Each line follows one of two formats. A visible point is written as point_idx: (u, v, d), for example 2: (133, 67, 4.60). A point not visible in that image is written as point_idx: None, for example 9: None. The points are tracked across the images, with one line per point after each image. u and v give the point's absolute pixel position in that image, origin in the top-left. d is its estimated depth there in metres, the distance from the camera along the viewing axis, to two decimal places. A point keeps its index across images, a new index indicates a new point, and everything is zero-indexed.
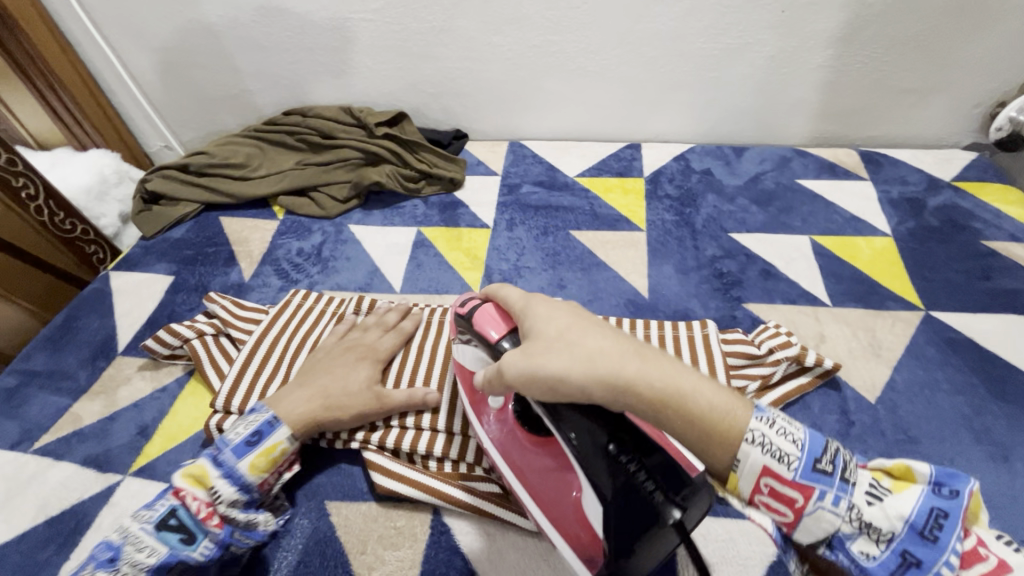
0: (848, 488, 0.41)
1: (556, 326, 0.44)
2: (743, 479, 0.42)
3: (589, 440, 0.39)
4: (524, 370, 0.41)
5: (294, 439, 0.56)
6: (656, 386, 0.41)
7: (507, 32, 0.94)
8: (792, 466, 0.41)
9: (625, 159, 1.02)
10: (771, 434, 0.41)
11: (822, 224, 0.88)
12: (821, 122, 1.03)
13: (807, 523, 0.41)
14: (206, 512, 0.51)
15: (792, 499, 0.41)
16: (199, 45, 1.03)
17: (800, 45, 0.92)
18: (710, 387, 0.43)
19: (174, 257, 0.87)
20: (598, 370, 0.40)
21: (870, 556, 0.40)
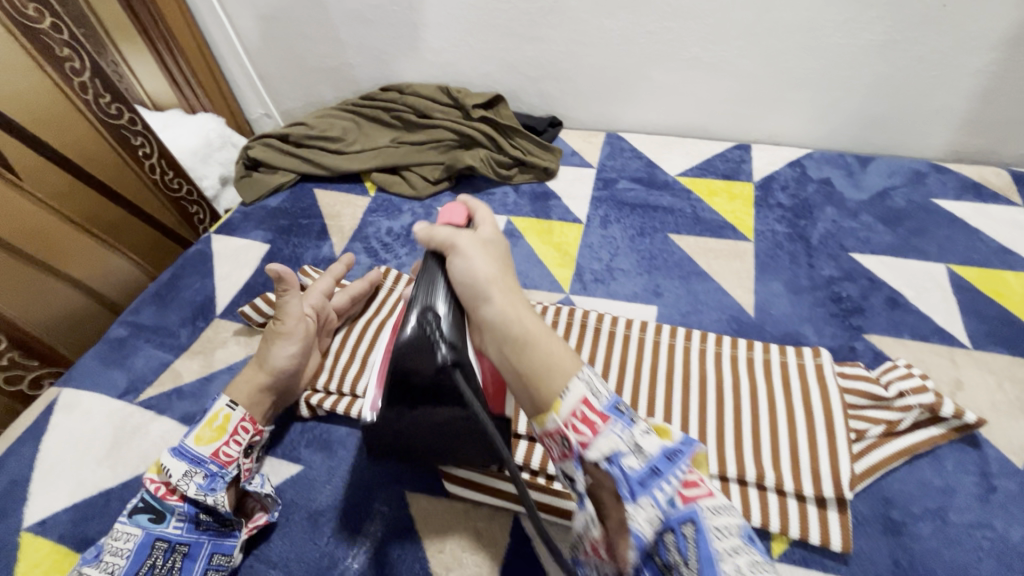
0: (634, 427, 0.43)
1: (498, 264, 0.49)
2: (564, 402, 0.43)
3: (425, 299, 0.46)
4: (469, 249, 0.48)
5: (235, 403, 0.58)
6: (520, 326, 0.46)
7: (620, 15, 0.88)
8: (603, 395, 0.44)
9: (733, 160, 0.95)
10: (596, 378, 0.45)
11: (963, 252, 0.78)
12: (965, 135, 0.91)
13: (599, 444, 0.42)
14: (166, 490, 0.54)
15: (593, 422, 0.42)
16: (305, 16, 1.04)
17: (957, 46, 0.80)
18: (558, 345, 0.47)
19: (270, 225, 0.88)
20: (502, 302, 0.47)
21: (633, 469, 0.41)
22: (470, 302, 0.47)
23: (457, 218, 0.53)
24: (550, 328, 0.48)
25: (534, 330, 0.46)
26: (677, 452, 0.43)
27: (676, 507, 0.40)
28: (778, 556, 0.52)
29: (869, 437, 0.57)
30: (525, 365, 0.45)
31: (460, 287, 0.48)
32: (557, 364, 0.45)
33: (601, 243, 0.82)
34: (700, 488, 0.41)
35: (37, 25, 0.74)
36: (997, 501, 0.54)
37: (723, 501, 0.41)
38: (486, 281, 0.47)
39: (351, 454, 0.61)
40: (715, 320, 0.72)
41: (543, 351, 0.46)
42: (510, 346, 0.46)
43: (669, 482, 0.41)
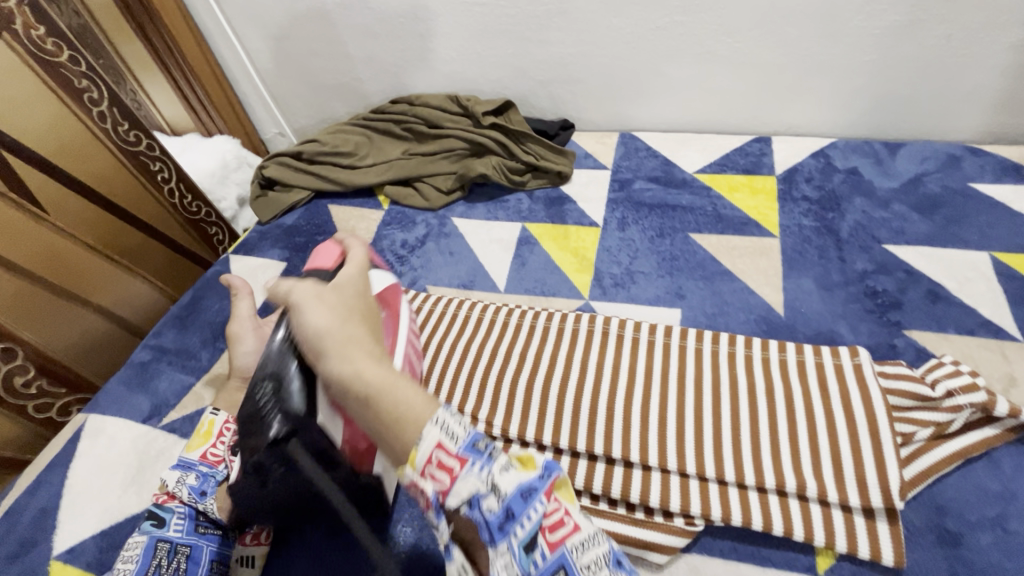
0: (494, 463, 0.37)
1: (340, 306, 0.44)
2: (417, 451, 0.37)
3: (278, 360, 0.47)
4: (301, 303, 0.43)
5: (218, 409, 0.61)
6: (361, 381, 0.39)
7: (629, 13, 0.86)
8: (459, 436, 0.37)
9: (753, 154, 0.91)
10: (453, 416, 0.38)
11: (1007, 239, 0.73)
12: (1003, 115, 0.86)
13: (458, 490, 0.37)
14: (166, 496, 0.54)
15: (450, 469, 0.37)
16: (314, 34, 1.05)
17: (987, 22, 0.76)
18: (412, 389, 0.39)
19: (286, 243, 0.89)
20: (335, 346, 0.41)
21: (493, 512, 0.36)
22: (313, 358, 0.42)
23: (326, 262, 0.53)
24: (399, 371, 0.41)
25: (373, 377, 0.39)
26: (531, 485, 0.37)
27: (542, 558, 0.36)
28: (825, 573, 0.49)
29: (916, 440, 0.54)
30: (376, 424, 0.38)
31: (304, 343, 0.43)
32: (406, 411, 0.38)
33: (620, 246, 0.80)
34: (564, 524, 0.37)
35: (55, 58, 0.76)
36: None
37: (590, 530, 0.37)
38: (319, 333, 0.41)
39: None
40: (742, 322, 0.69)
41: (392, 397, 0.38)
42: (358, 402, 0.39)
43: (522, 523, 0.36)
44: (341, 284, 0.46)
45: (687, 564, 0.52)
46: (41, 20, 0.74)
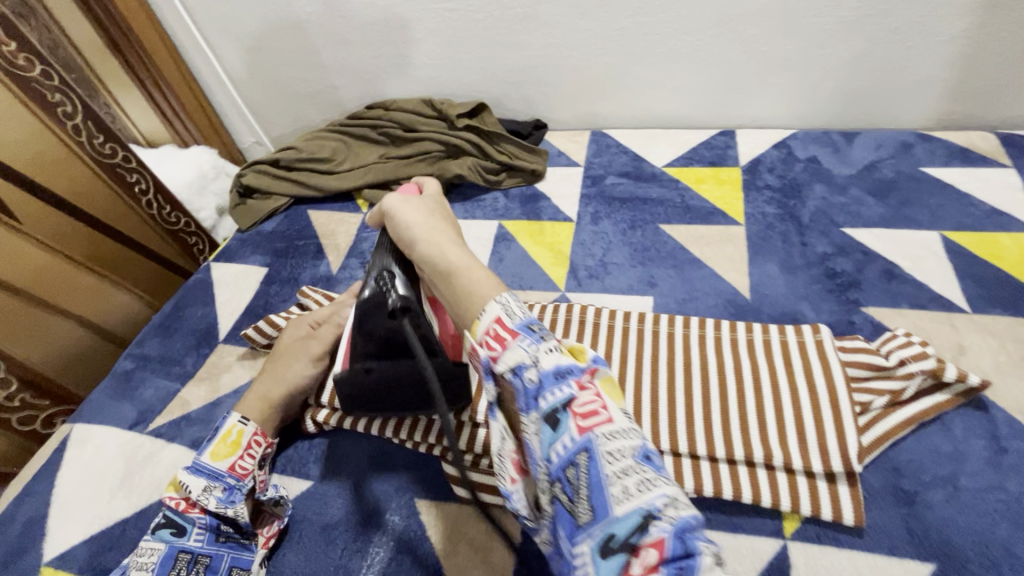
0: (542, 344, 0.42)
1: (427, 211, 0.55)
2: (479, 322, 0.44)
3: (382, 261, 0.54)
4: (395, 206, 0.55)
5: (247, 419, 0.60)
6: (444, 260, 0.49)
7: (594, 15, 0.90)
8: (516, 315, 0.43)
9: (718, 147, 0.95)
10: (514, 301, 0.45)
11: (956, 218, 0.78)
12: (950, 103, 0.91)
13: (506, 356, 0.42)
14: (188, 505, 0.56)
15: (504, 339, 0.43)
16: (288, 43, 1.07)
17: (929, 15, 0.81)
18: (481, 274, 0.48)
19: (267, 249, 0.90)
20: (423, 237, 0.51)
21: (532, 381, 0.41)
22: (407, 249, 0.53)
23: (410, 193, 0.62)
24: (476, 260, 0.50)
25: (455, 262, 0.49)
26: (570, 370, 0.41)
27: (571, 439, 0.38)
28: (791, 535, 0.52)
29: (874, 408, 0.57)
30: (453, 297, 0.48)
31: (399, 238, 0.54)
32: (474, 291, 0.47)
33: (593, 239, 0.83)
34: (598, 414, 0.39)
35: (28, 74, 0.77)
36: (1008, 463, 0.53)
37: (623, 425, 0.39)
38: (411, 227, 0.53)
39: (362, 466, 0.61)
40: (711, 306, 0.72)
41: (465, 280, 0.48)
42: (440, 277, 0.49)
43: (553, 398, 0.39)
44: (429, 200, 0.58)
45: None
46: (11, 36, 0.74)
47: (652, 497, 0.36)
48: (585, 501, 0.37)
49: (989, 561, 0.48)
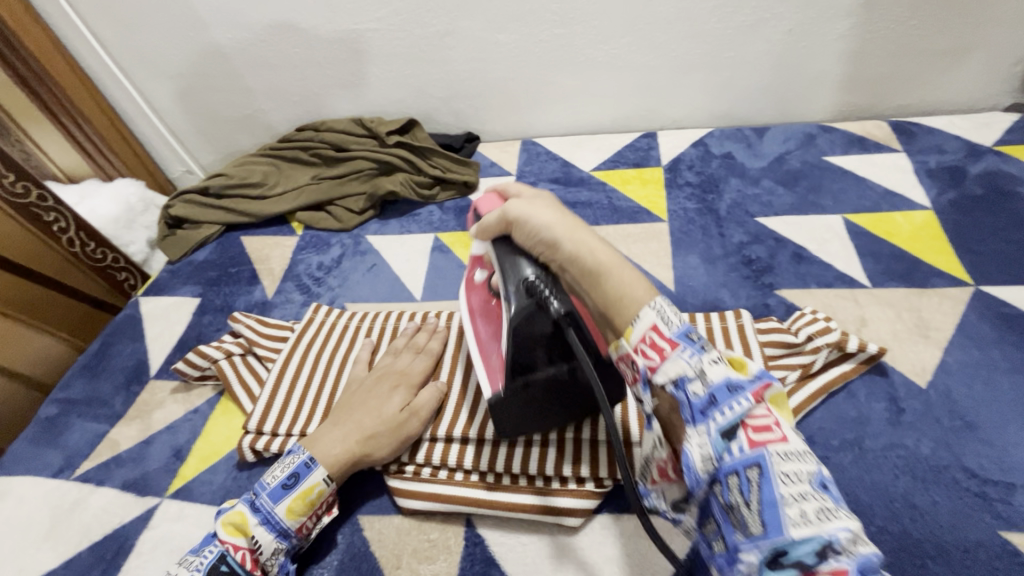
0: (704, 355, 0.40)
1: (553, 207, 0.49)
2: (633, 329, 0.42)
3: (513, 266, 0.48)
4: (520, 211, 0.48)
5: (332, 478, 0.54)
6: (593, 256, 0.45)
7: (512, 29, 0.93)
8: (673, 323, 0.41)
9: (641, 149, 1.00)
10: (670, 307, 0.42)
11: (855, 201, 0.84)
12: (847, 96, 0.99)
13: (667, 368, 0.40)
14: (252, 560, 0.49)
15: (662, 349, 0.40)
16: (213, 70, 1.06)
17: (819, 16, 0.88)
18: (632, 273, 0.44)
19: (199, 279, 0.88)
20: (566, 237, 0.46)
21: (698, 396, 0.38)
22: (547, 253, 0.47)
23: (491, 211, 0.53)
24: (624, 257, 0.45)
25: (604, 260, 0.45)
26: (741, 384, 0.38)
27: (740, 450, 0.36)
28: None
29: (787, 383, 0.62)
30: (604, 298, 0.44)
31: (531, 242, 0.48)
32: (629, 293, 0.43)
33: None
34: (771, 431, 0.37)
35: None
36: (906, 422, 0.58)
37: (799, 449, 0.36)
38: (549, 227, 0.46)
39: None
40: None
41: (617, 280, 0.44)
42: (585, 278, 0.45)
43: (727, 411, 0.37)
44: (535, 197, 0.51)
45: (601, 522, 0.55)
46: None
47: (833, 529, 0.32)
48: (755, 514, 0.34)
49: (891, 513, 0.52)
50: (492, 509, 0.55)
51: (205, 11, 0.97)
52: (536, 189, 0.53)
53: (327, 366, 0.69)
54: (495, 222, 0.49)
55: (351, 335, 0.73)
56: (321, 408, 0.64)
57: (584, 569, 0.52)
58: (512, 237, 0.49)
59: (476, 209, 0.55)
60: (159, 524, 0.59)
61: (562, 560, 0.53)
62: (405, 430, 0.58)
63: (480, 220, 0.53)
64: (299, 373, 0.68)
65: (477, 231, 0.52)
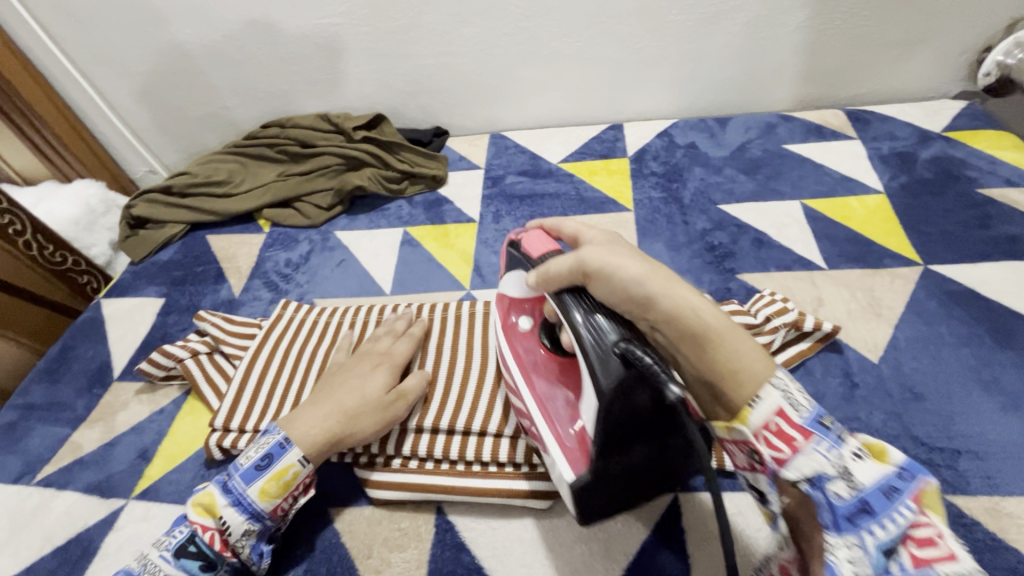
0: (843, 447, 0.37)
1: (638, 255, 0.43)
2: (754, 412, 0.39)
3: (596, 330, 0.41)
4: (603, 262, 0.42)
5: (308, 459, 0.53)
6: (697, 319, 0.41)
7: (477, 23, 0.93)
8: (804, 408, 0.38)
9: (608, 140, 1.01)
10: (795, 387, 0.39)
11: (813, 187, 0.87)
12: (805, 86, 1.02)
13: (800, 463, 0.37)
14: (222, 541, 0.49)
15: (793, 439, 0.37)
16: (174, 67, 1.03)
17: (776, 8, 0.90)
18: (747, 342, 0.41)
19: (163, 279, 0.87)
20: (665, 294, 0.41)
21: (841, 498, 0.36)
22: (637, 311, 0.42)
23: (542, 247, 0.49)
24: (726, 314, 0.42)
25: (718, 324, 0.41)
26: (894, 486, 0.36)
27: (900, 568, 0.34)
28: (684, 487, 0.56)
29: None
30: (714, 369, 0.40)
31: (618, 299, 0.42)
32: (747, 366, 0.40)
33: (496, 236, 0.86)
34: (935, 544, 0.34)
35: None
36: (859, 395, 0.61)
37: (972, 567, 0.33)
38: (641, 280, 0.41)
39: None
40: None
41: (731, 349, 0.40)
42: (689, 340, 0.41)
43: (887, 523, 0.35)
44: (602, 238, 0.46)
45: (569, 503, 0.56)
46: None
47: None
48: None
49: None
50: (460, 495, 0.56)
51: (163, 7, 0.95)
52: (592, 230, 0.51)
53: (294, 360, 0.69)
54: (568, 271, 0.43)
55: (320, 329, 0.73)
56: (289, 402, 0.64)
57: (552, 550, 0.53)
58: (588, 290, 0.43)
59: (525, 248, 0.49)
60: (125, 525, 0.58)
61: (532, 545, 0.53)
62: (390, 414, 0.57)
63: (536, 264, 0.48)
64: (268, 368, 0.68)
65: (533, 274, 0.46)
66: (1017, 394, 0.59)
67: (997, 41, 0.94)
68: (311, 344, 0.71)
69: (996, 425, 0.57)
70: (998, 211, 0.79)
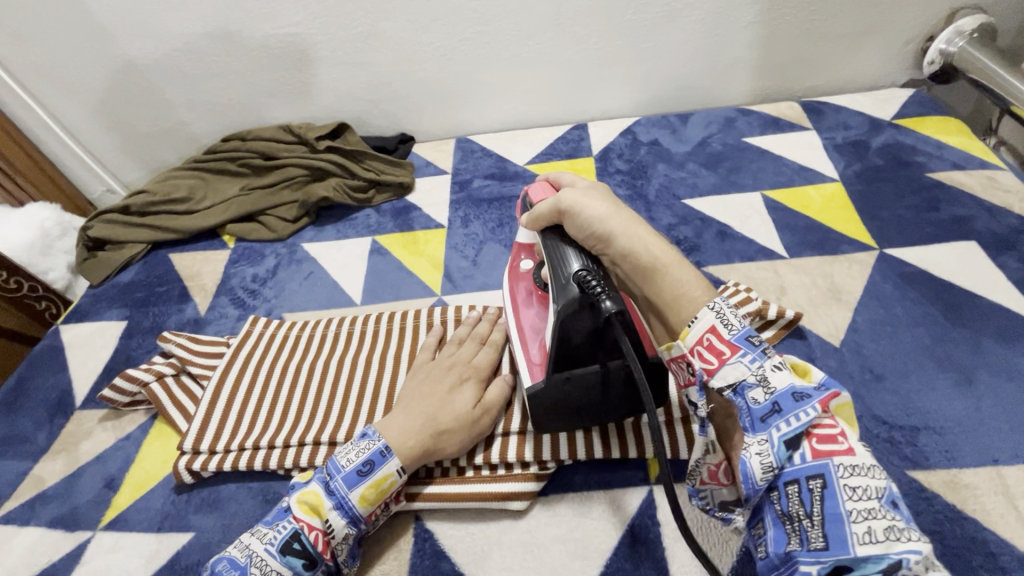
0: (766, 360, 0.42)
1: (605, 201, 0.55)
2: (691, 331, 0.45)
3: (563, 262, 0.50)
4: (576, 201, 0.53)
5: (403, 469, 0.52)
6: (648, 254, 0.52)
7: (435, 28, 0.93)
8: (734, 326, 0.43)
9: (573, 140, 1.02)
10: (729, 308, 0.45)
11: (772, 178, 0.89)
12: (761, 80, 1.04)
13: (726, 372, 0.43)
14: (325, 542, 0.48)
15: (721, 352, 0.43)
16: (127, 83, 1.01)
17: (728, 5, 0.93)
18: (689, 273, 0.51)
19: (125, 301, 0.84)
20: (621, 233, 0.53)
21: (758, 403, 0.41)
22: (597, 245, 0.54)
23: (545, 195, 0.58)
24: (677, 255, 0.53)
25: (663, 257, 0.52)
26: (806, 390, 0.40)
27: (805, 459, 0.39)
28: (656, 478, 0.56)
29: None
30: (659, 295, 0.51)
31: (583, 233, 0.53)
32: (686, 292, 0.49)
33: (465, 241, 0.86)
34: (838, 442, 0.39)
35: None
36: None
37: (867, 459, 0.38)
38: (604, 220, 0.53)
39: (246, 507, 0.58)
40: None
41: (673, 279, 0.51)
42: (640, 274, 0.52)
43: (793, 420, 0.39)
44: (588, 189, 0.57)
45: (547, 504, 0.56)
46: None
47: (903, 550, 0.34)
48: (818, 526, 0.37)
49: None
50: (439, 503, 0.56)
51: (111, 23, 0.93)
52: (587, 181, 0.60)
53: (267, 377, 0.68)
54: (549, 211, 0.53)
55: (292, 344, 0.72)
56: (267, 419, 0.63)
57: (531, 551, 0.53)
58: (567, 226, 0.53)
59: (527, 196, 0.59)
60: (93, 558, 0.57)
61: (511, 548, 0.54)
62: (479, 427, 0.57)
63: (530, 208, 0.57)
64: (239, 386, 0.67)
65: (526, 217, 0.56)
66: (969, 369, 0.62)
67: (939, 31, 0.98)
68: (283, 360, 0.70)
69: (951, 399, 0.59)
70: (946, 194, 0.82)
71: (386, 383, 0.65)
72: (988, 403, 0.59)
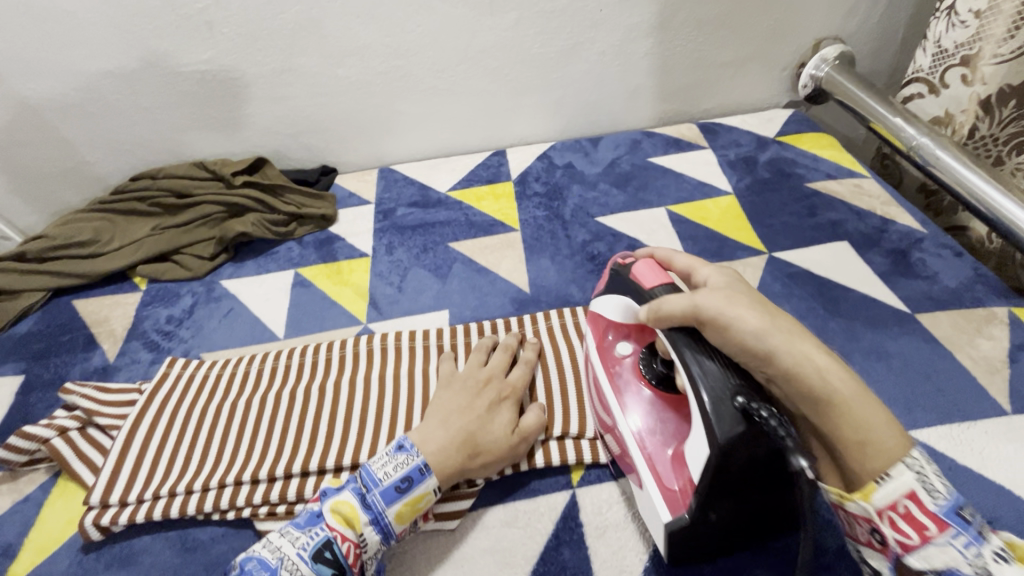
0: (983, 540, 0.38)
1: (752, 305, 0.45)
2: (905, 486, 0.40)
3: (716, 381, 0.42)
4: (720, 309, 0.44)
5: (439, 488, 0.53)
6: (822, 381, 0.42)
7: (350, 63, 0.96)
8: (944, 490, 0.39)
9: (493, 166, 1.07)
10: (943, 480, 0.40)
11: (675, 194, 0.97)
12: (663, 104, 1.14)
13: (929, 531, 0.39)
14: (355, 555, 0.48)
15: (930, 509, 0.39)
16: (19, 123, 0.96)
17: (624, 39, 1.01)
18: (874, 411, 0.42)
19: (22, 354, 0.79)
20: (785, 349, 0.43)
21: (956, 559, 0.37)
22: (752, 362, 0.44)
23: (654, 280, 0.51)
24: (850, 377, 0.43)
25: (846, 390, 0.42)
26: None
27: None
28: (579, 483, 0.59)
29: None
30: (834, 434, 0.42)
31: (730, 346, 0.44)
32: (875, 439, 0.41)
33: (390, 268, 0.88)
34: None
35: None
36: None
37: None
38: (760, 335, 0.43)
39: (162, 558, 0.56)
40: (499, 306, 0.80)
41: (856, 416, 0.42)
42: (812, 405, 0.43)
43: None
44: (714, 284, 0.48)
45: (475, 520, 0.57)
46: None
47: None
48: None
49: None
50: None
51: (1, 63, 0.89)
52: (705, 267, 0.52)
53: (186, 419, 0.65)
54: (680, 312, 0.45)
55: (212, 384, 0.70)
56: (184, 464, 0.61)
57: (462, 566, 0.54)
58: (703, 333, 0.45)
59: (636, 278, 0.53)
60: None
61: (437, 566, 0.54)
62: (514, 453, 0.57)
63: (650, 294, 0.50)
64: (155, 430, 0.64)
65: (644, 308, 0.49)
66: (845, 354, 0.69)
67: (808, 58, 1.11)
68: (203, 401, 0.68)
69: None
70: (822, 201, 0.93)
71: (313, 414, 0.65)
72: (861, 382, 0.67)
